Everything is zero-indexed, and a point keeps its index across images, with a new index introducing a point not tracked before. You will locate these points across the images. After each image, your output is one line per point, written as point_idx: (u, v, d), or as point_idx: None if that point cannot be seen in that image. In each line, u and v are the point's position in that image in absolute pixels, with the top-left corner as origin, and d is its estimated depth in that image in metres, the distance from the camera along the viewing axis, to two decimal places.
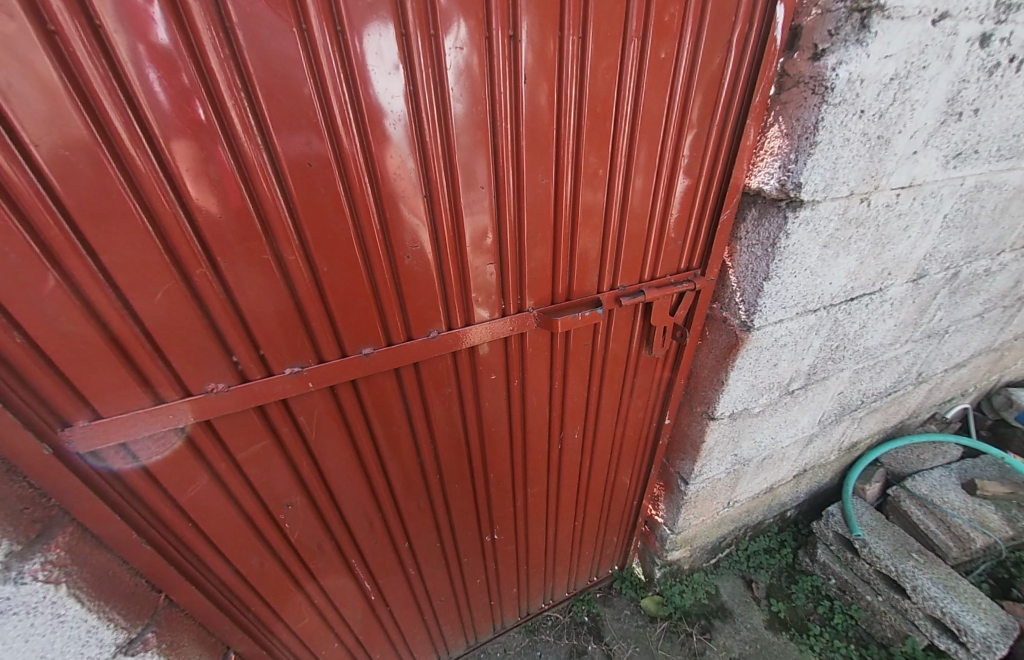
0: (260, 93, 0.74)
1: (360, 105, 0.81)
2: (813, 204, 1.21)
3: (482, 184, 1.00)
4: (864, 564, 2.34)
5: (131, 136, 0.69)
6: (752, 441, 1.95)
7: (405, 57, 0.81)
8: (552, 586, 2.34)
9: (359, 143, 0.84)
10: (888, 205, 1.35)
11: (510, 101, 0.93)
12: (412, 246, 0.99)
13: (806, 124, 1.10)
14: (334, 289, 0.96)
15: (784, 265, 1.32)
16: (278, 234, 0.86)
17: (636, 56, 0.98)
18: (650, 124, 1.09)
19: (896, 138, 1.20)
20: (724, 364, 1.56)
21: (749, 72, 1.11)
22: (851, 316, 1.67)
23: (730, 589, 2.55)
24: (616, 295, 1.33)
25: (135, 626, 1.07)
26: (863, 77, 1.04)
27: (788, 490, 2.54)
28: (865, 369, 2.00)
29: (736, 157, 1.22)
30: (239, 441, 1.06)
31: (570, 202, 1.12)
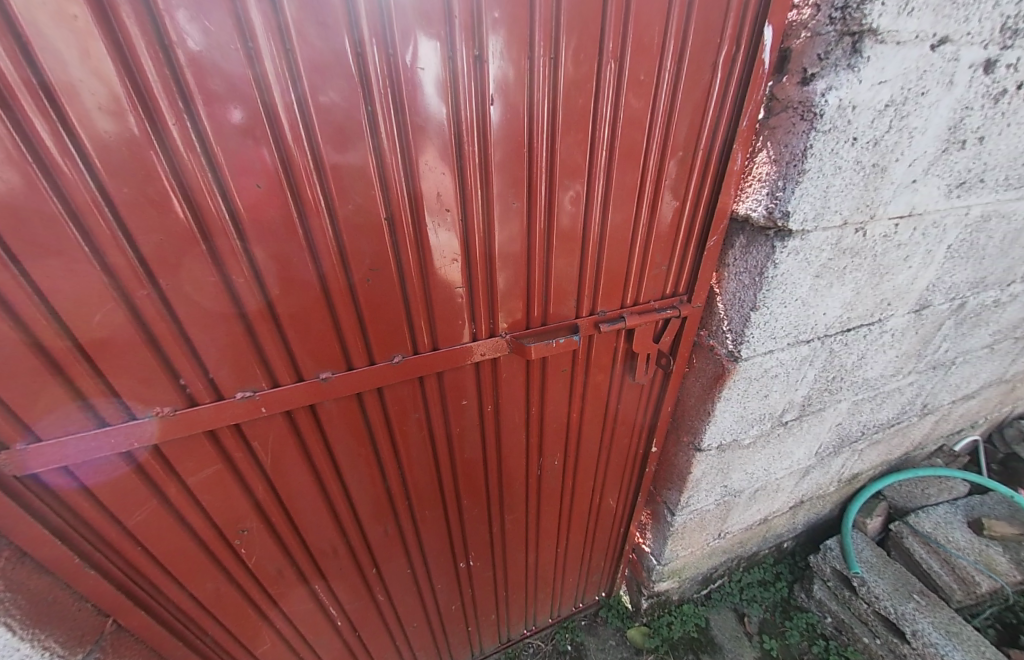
0: (203, 111, 0.70)
1: (313, 124, 0.77)
2: (803, 234, 1.16)
3: (447, 205, 0.94)
4: (861, 604, 2.22)
5: (63, 154, 0.65)
6: (743, 472, 1.87)
7: (362, 75, 0.76)
8: (534, 612, 2.26)
9: (314, 162, 0.79)
10: (886, 235, 1.29)
11: (476, 123, 0.88)
12: (372, 268, 0.94)
13: (794, 151, 1.04)
14: (288, 312, 0.91)
15: (773, 295, 1.25)
16: (226, 255, 0.81)
17: (613, 76, 0.93)
18: (632, 146, 1.04)
19: (893, 166, 1.13)
20: (711, 394, 1.49)
21: (737, 94, 1.05)
22: (848, 347, 1.59)
23: (721, 624, 2.44)
24: (595, 320, 1.27)
25: (75, 654, 1.01)
26: (855, 103, 0.99)
27: (784, 521, 2.43)
28: (864, 400, 1.92)
29: (723, 181, 1.16)
30: (189, 464, 1.02)
31: (544, 226, 1.07)
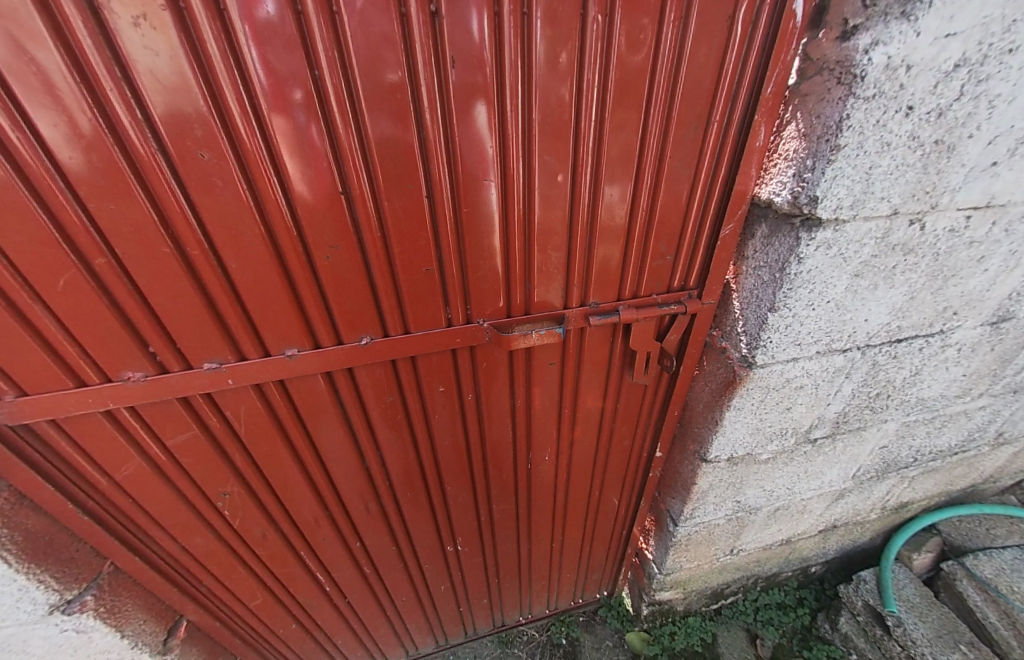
0: (142, 82, 0.65)
1: (258, 93, 0.70)
2: (836, 224, 0.97)
3: (410, 181, 0.85)
4: (894, 647, 1.99)
5: (12, 125, 0.64)
6: (759, 489, 1.70)
7: (303, 35, 0.68)
8: (528, 602, 2.24)
9: (261, 133, 0.74)
10: (951, 229, 1.06)
11: (437, 90, 0.78)
12: (332, 246, 0.88)
13: (827, 123, 0.86)
14: (247, 287, 0.89)
15: (796, 294, 1.08)
16: (177, 226, 0.78)
17: (600, 35, 0.80)
18: (628, 118, 0.90)
19: (964, 144, 0.92)
20: (720, 403, 1.34)
21: (760, 54, 0.88)
22: (897, 361, 1.36)
23: (729, 641, 2.30)
24: (585, 313, 1.16)
25: (70, 590, 1.11)
26: (910, 62, 0.80)
27: (811, 544, 2.21)
28: (918, 422, 1.66)
29: (742, 159, 0.99)
30: (166, 427, 1.05)
31: (524, 207, 0.96)
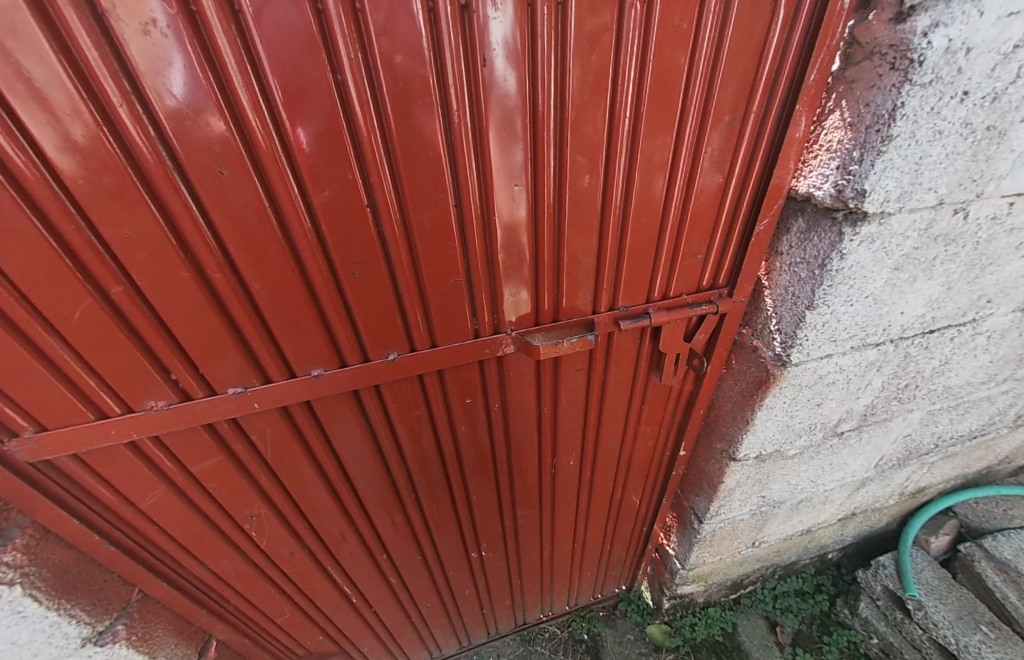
0: (154, 94, 0.59)
1: (277, 101, 0.64)
2: (881, 217, 0.93)
3: (438, 190, 0.80)
4: (915, 629, 2.01)
5: (15, 147, 0.57)
6: (784, 483, 1.68)
7: (324, 37, 0.61)
8: (550, 601, 2.24)
9: (282, 146, 0.68)
10: (995, 216, 1.02)
11: (466, 90, 0.72)
12: (358, 261, 0.83)
13: (878, 112, 0.82)
14: (271, 308, 0.83)
15: (836, 291, 1.05)
16: (197, 248, 0.72)
17: (638, 25, 0.74)
18: (663, 113, 0.84)
19: (1015, 129, 0.88)
20: (751, 401, 1.32)
21: (803, 40, 0.83)
22: (929, 351, 1.33)
23: (750, 630, 2.31)
24: (615, 317, 1.11)
25: (101, 621, 1.07)
26: (970, 44, 0.75)
27: (831, 532, 2.21)
28: (942, 410, 1.64)
29: (782, 151, 0.95)
30: (190, 454, 1.01)
31: (555, 211, 0.91)
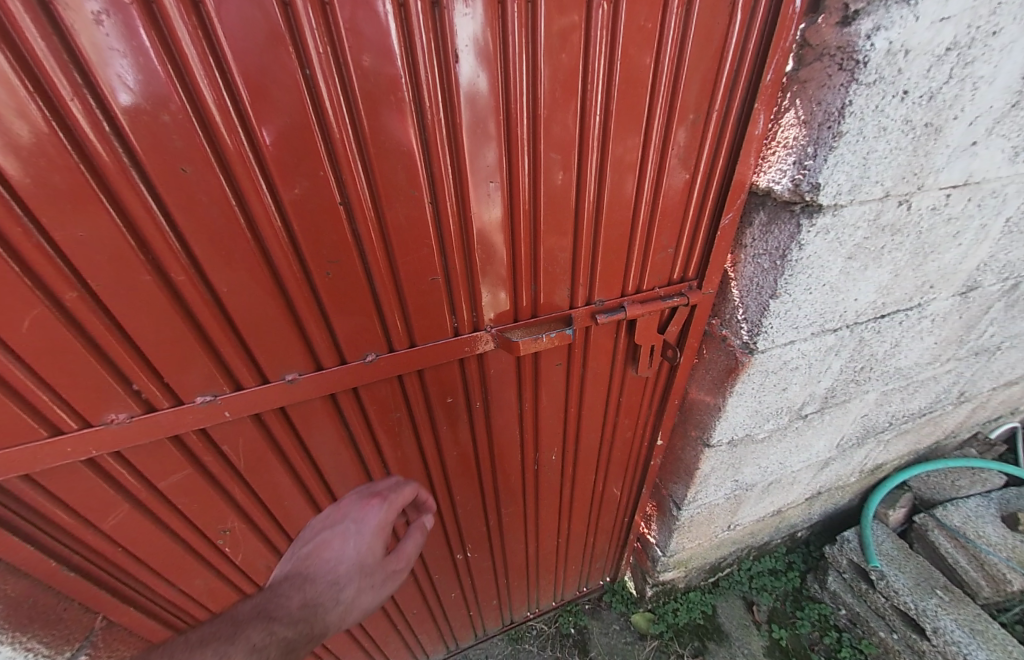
0: (109, 89, 0.56)
1: (242, 96, 0.62)
2: (835, 209, 0.99)
3: (413, 187, 0.79)
4: (878, 597, 2.14)
5: None
6: (755, 467, 1.76)
7: (292, 32, 0.60)
8: (536, 597, 2.25)
9: (249, 143, 0.66)
10: (934, 207, 1.11)
11: (438, 87, 0.72)
12: (331, 260, 0.81)
13: (829, 110, 0.87)
14: (241, 312, 0.81)
15: (796, 280, 1.10)
16: (160, 250, 0.69)
17: (605, 24, 0.76)
18: (632, 111, 0.87)
19: (949, 125, 0.96)
20: (722, 389, 1.37)
21: (760, 41, 0.87)
22: (881, 335, 1.42)
23: (729, 611, 2.39)
24: (592, 311, 1.14)
25: (62, 652, 1.01)
26: (908, 47, 0.81)
27: (799, 511, 2.32)
28: (894, 390, 1.76)
29: (743, 147, 0.99)
30: (156, 469, 0.96)
31: (530, 208, 0.92)
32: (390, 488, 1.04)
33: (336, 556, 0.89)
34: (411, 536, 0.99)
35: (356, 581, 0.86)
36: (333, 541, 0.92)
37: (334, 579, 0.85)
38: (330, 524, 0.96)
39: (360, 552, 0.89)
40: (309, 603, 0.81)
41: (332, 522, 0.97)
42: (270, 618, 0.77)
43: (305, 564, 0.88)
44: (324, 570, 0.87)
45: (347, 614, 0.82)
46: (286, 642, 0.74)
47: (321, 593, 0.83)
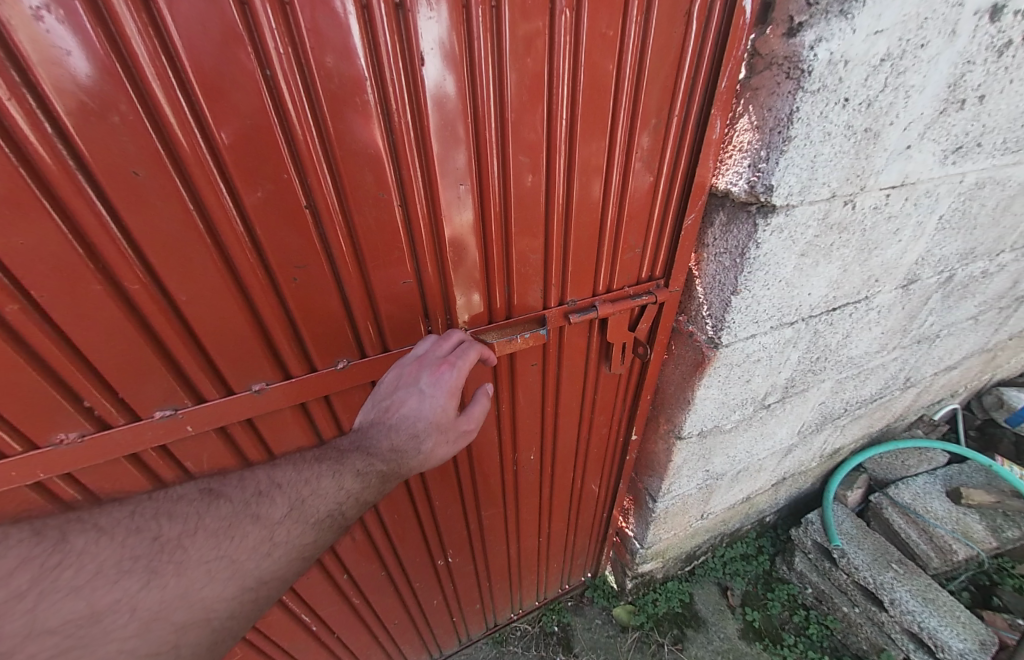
0: (50, 87, 0.52)
1: (198, 96, 0.60)
2: (787, 209, 1.05)
3: (381, 190, 0.79)
4: (841, 574, 2.26)
5: None
6: (724, 456, 1.83)
7: (249, 30, 0.58)
8: (519, 598, 2.25)
9: (207, 145, 0.63)
10: (876, 206, 1.19)
11: (405, 88, 0.72)
12: (298, 265, 0.79)
13: (779, 116, 0.92)
14: (203, 321, 0.78)
15: (755, 277, 1.16)
16: (112, 259, 0.66)
17: (568, 31, 0.78)
18: (597, 116, 0.89)
19: (886, 131, 1.03)
20: (691, 382, 1.42)
21: (714, 51, 0.91)
22: (833, 327, 1.51)
23: (705, 598, 2.48)
24: (565, 311, 1.16)
25: None
26: (848, 58, 0.87)
27: (767, 497, 2.43)
28: (848, 378, 1.87)
29: (701, 151, 1.04)
30: (113, 490, 0.90)
31: (501, 210, 0.93)
32: (457, 353, 0.94)
33: (413, 413, 0.89)
34: (478, 400, 1.00)
35: (435, 436, 0.92)
36: (408, 399, 0.90)
37: (414, 434, 0.89)
38: (403, 382, 0.92)
39: (436, 413, 0.90)
40: (398, 452, 0.89)
41: (405, 380, 0.92)
42: (367, 455, 0.87)
43: (386, 416, 0.90)
44: (404, 424, 0.89)
45: (426, 459, 0.93)
46: (381, 472, 0.89)
47: (406, 445, 0.89)
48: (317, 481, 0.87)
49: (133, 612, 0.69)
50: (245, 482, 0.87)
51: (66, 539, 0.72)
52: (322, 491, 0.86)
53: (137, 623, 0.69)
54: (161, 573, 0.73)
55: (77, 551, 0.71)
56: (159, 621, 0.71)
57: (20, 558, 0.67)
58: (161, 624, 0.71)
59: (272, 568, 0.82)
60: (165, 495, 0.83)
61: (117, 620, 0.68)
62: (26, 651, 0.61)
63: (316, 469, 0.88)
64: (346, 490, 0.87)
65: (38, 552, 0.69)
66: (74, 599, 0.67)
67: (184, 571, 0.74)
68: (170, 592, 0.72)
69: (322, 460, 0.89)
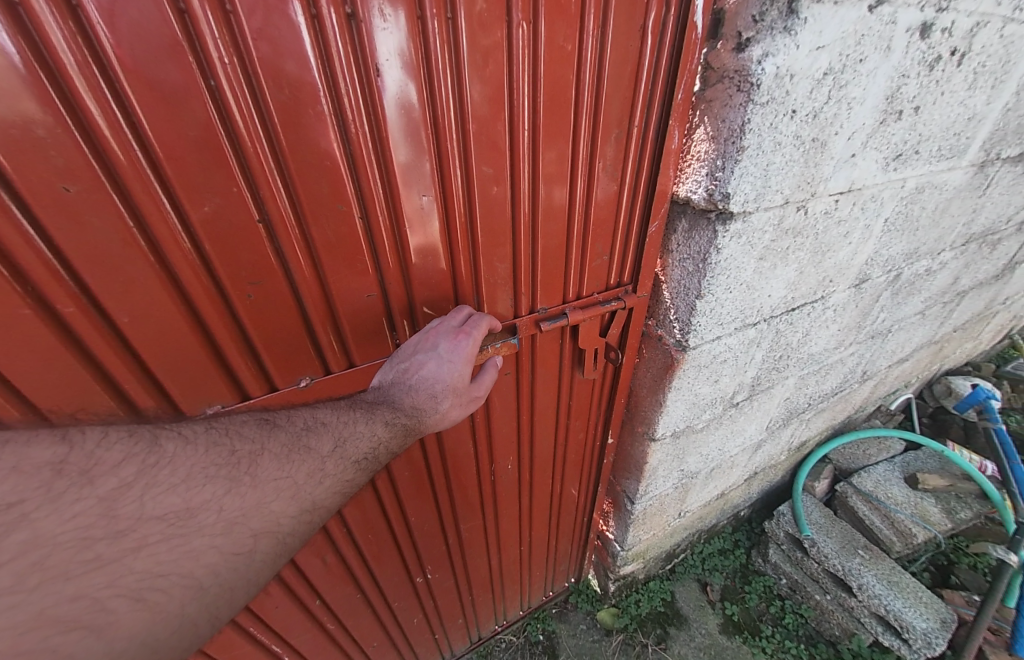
0: None
1: (135, 106, 0.57)
2: (744, 216, 1.09)
3: (340, 202, 0.77)
4: (813, 563, 2.34)
5: None
6: (698, 455, 1.87)
7: (190, 39, 0.56)
8: (503, 609, 2.22)
9: (147, 158, 0.60)
10: (826, 211, 1.25)
11: (361, 99, 0.70)
12: (252, 280, 0.76)
13: (732, 127, 0.96)
14: (147, 341, 0.73)
15: (717, 281, 1.20)
16: (41, 280, 0.61)
17: (526, 43, 0.78)
18: (558, 126, 0.90)
19: (832, 140, 1.09)
20: (662, 385, 1.45)
21: (669, 65, 0.94)
22: (793, 326, 1.58)
23: (686, 595, 2.51)
24: (535, 319, 1.16)
25: None
26: (793, 72, 0.91)
27: (740, 492, 2.50)
28: (810, 374, 1.95)
29: (661, 161, 1.07)
30: None
31: (466, 221, 0.92)
32: (471, 323, 0.96)
33: (431, 376, 0.89)
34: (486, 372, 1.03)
35: (452, 398, 0.91)
36: (426, 363, 0.90)
37: (432, 394, 0.89)
38: (421, 345, 0.92)
39: (454, 376, 0.90)
40: (416, 414, 0.88)
41: (424, 346, 0.92)
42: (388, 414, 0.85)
43: (406, 377, 0.90)
44: (423, 384, 0.89)
45: (443, 420, 0.92)
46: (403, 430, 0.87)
47: (424, 407, 0.89)
48: (354, 423, 0.82)
49: (220, 512, 0.67)
50: (292, 416, 0.83)
51: (158, 441, 0.67)
52: (359, 433, 0.82)
53: (224, 524, 0.67)
54: (239, 482, 0.70)
55: (169, 456, 0.67)
56: (241, 525, 0.69)
57: (122, 453, 0.63)
58: (242, 527, 0.69)
59: (323, 497, 0.79)
60: (227, 420, 0.78)
61: (207, 519, 0.66)
62: (134, 536, 0.60)
63: (353, 413, 0.84)
64: (377, 437, 0.83)
65: (135, 446, 0.65)
66: (171, 494, 0.64)
67: (257, 485, 0.71)
68: (250, 501, 0.70)
69: (354, 406, 0.86)
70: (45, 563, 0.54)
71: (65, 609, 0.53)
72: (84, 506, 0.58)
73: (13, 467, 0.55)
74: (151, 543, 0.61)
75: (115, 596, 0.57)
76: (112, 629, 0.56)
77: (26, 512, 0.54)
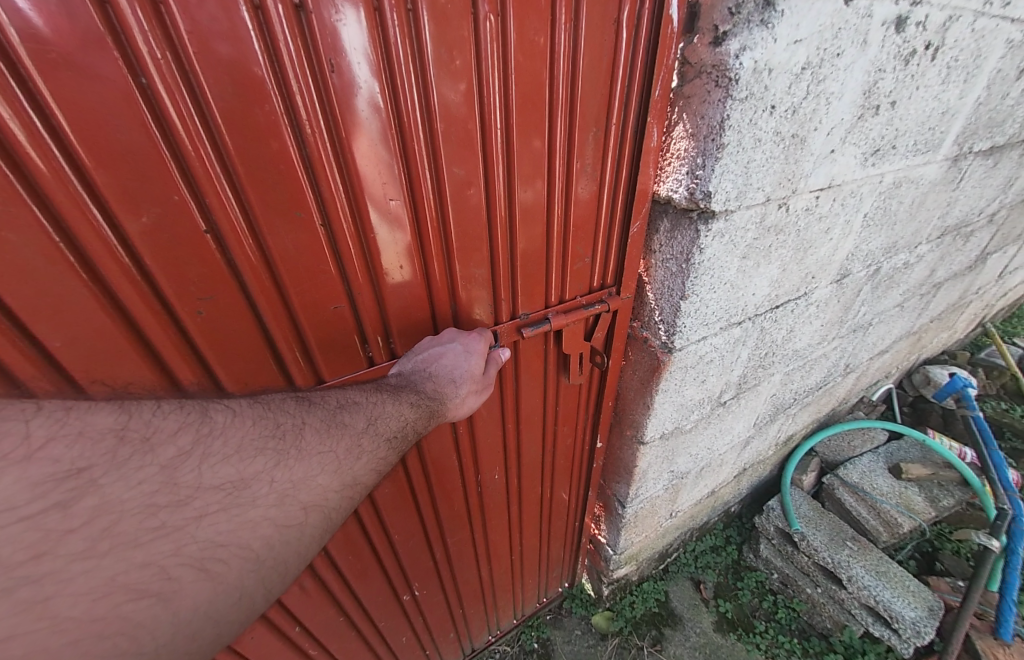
0: None
1: (55, 108, 0.50)
2: (726, 215, 1.07)
3: (297, 208, 0.72)
4: (804, 558, 2.35)
5: None
6: (687, 455, 1.86)
7: (114, 33, 0.50)
8: (496, 619, 2.17)
9: (73, 167, 0.54)
10: (807, 208, 1.24)
11: (315, 97, 0.65)
12: (202, 297, 0.71)
13: (712, 124, 0.93)
14: (85, 365, 0.66)
15: (701, 281, 1.17)
16: None
17: (494, 35, 0.74)
18: (532, 124, 0.86)
19: (811, 136, 1.07)
20: (649, 387, 1.42)
21: (645, 62, 0.91)
22: (777, 323, 1.57)
23: (679, 595, 2.50)
24: (517, 325, 1.12)
25: None
26: (771, 67, 0.89)
27: (730, 489, 2.50)
28: (795, 369, 1.95)
29: (641, 160, 1.04)
30: None
31: (438, 226, 0.88)
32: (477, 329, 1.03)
33: (450, 364, 0.94)
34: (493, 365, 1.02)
35: (470, 384, 0.95)
36: (443, 354, 0.94)
37: (453, 379, 0.93)
38: (436, 340, 0.97)
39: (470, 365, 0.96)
40: (440, 395, 0.89)
41: (439, 340, 0.97)
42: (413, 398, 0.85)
43: (425, 365, 0.93)
44: (443, 371, 0.93)
45: (461, 407, 0.94)
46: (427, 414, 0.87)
47: (446, 389, 0.91)
48: (381, 404, 0.81)
49: (273, 483, 0.64)
50: (324, 395, 0.79)
51: (207, 412, 0.64)
52: (389, 412, 0.81)
53: (276, 494, 0.64)
54: (286, 456, 0.66)
55: (217, 430, 0.63)
56: (292, 497, 0.65)
57: (178, 421, 0.60)
58: (293, 500, 0.65)
59: (362, 474, 0.75)
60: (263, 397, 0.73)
61: (259, 490, 0.63)
62: (194, 505, 0.57)
63: (380, 394, 0.83)
64: (405, 418, 0.82)
65: (188, 416, 0.61)
66: (225, 465, 0.61)
67: (302, 458, 0.68)
68: (297, 474, 0.66)
69: (379, 388, 0.85)
70: (115, 530, 0.51)
71: (137, 575, 0.51)
72: (149, 473, 0.55)
73: (79, 434, 0.51)
74: (211, 513, 0.57)
75: (181, 564, 0.54)
76: (179, 598, 0.54)
77: (93, 478, 0.51)
